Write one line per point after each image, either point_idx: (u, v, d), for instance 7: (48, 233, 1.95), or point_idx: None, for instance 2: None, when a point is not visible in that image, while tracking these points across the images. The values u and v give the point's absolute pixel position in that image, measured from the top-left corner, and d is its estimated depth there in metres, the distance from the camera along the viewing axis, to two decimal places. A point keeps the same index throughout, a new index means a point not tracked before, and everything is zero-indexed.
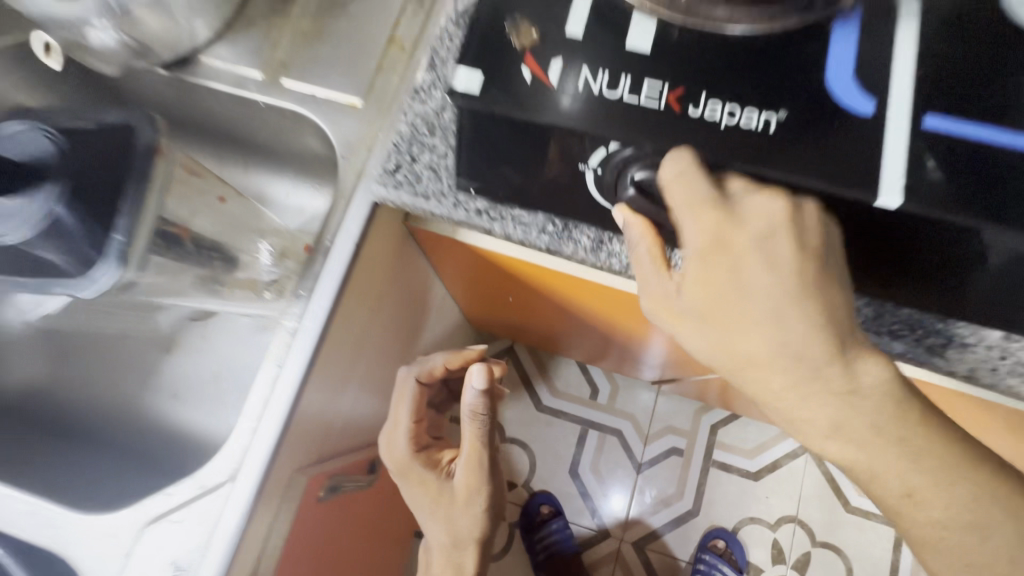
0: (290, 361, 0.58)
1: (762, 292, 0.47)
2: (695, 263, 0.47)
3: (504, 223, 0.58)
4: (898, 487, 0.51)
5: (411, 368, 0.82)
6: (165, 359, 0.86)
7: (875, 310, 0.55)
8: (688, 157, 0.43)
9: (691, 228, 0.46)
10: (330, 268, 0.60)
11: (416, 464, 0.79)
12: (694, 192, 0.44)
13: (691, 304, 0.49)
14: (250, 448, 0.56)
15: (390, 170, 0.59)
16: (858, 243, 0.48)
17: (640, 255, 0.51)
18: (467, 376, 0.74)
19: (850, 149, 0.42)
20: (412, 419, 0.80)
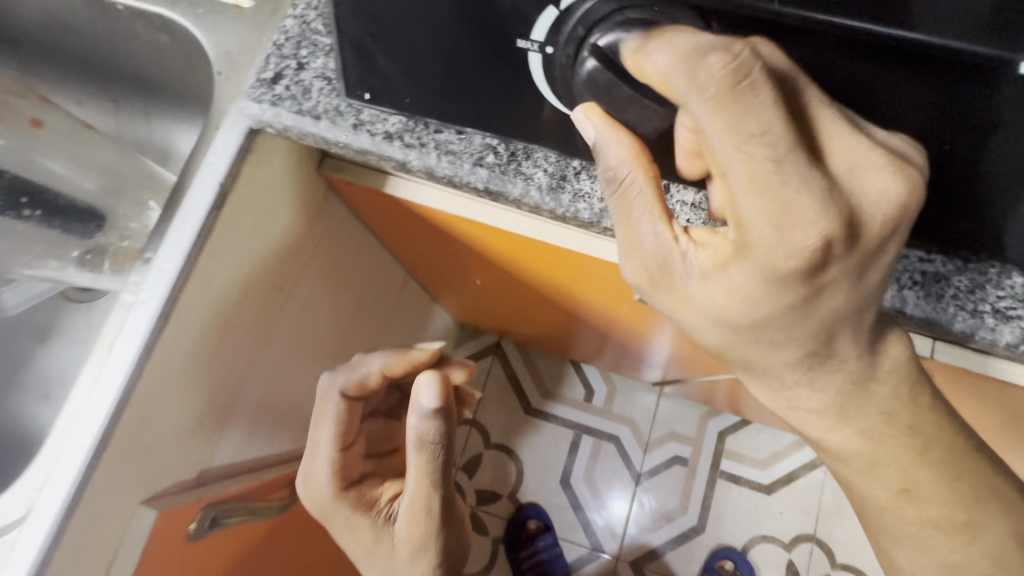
0: (117, 347, 0.42)
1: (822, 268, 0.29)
2: (742, 267, 0.30)
3: (425, 153, 0.40)
4: (889, 482, 0.40)
5: (337, 375, 0.60)
6: (37, 350, 0.68)
7: (969, 281, 0.37)
8: (723, 77, 0.24)
9: (758, 231, 0.28)
10: (187, 216, 0.43)
11: (342, 506, 0.58)
12: (771, 183, 0.26)
13: (713, 305, 0.33)
14: (55, 468, 0.40)
15: (266, 80, 0.42)
16: (964, 162, 0.29)
17: (633, 206, 0.34)
18: (413, 392, 0.51)
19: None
20: (338, 446, 0.59)
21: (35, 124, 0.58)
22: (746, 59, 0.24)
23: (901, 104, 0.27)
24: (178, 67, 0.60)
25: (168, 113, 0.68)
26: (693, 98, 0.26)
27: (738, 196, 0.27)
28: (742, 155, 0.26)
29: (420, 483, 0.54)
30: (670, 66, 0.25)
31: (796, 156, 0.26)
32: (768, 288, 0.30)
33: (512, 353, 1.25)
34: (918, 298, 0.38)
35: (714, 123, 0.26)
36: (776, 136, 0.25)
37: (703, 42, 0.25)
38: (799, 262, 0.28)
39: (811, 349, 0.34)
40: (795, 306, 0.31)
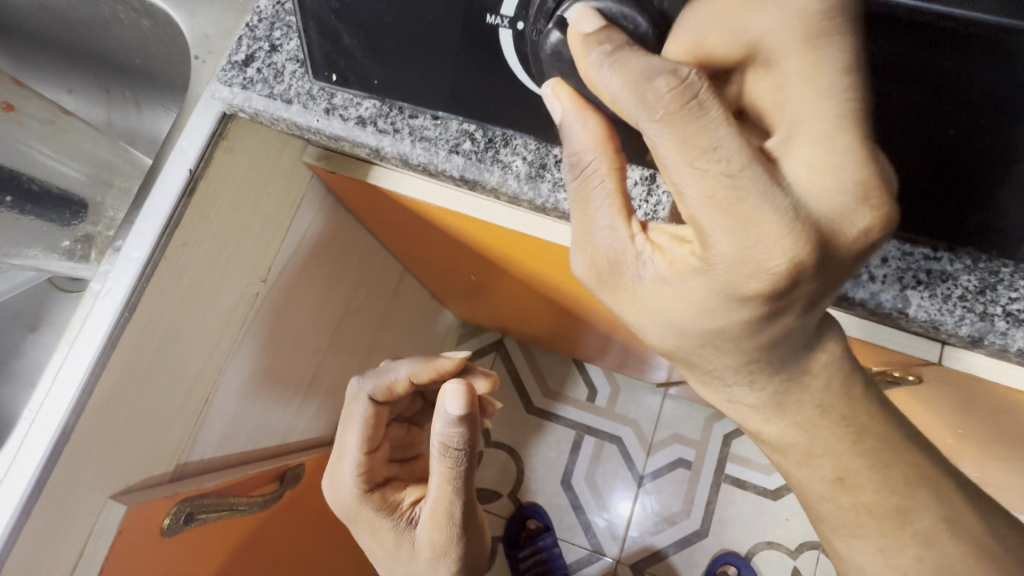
0: (85, 335, 0.41)
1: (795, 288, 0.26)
2: (702, 281, 0.28)
3: (399, 138, 0.39)
4: (823, 471, 0.40)
5: (366, 379, 0.59)
6: (26, 340, 0.67)
7: (980, 281, 0.34)
8: (670, 98, 0.23)
9: (721, 247, 0.25)
10: (157, 205, 0.43)
11: (365, 508, 0.57)
12: (729, 199, 0.24)
13: (662, 307, 0.31)
14: (19, 456, 0.40)
15: (239, 63, 0.40)
16: (973, 146, 0.27)
17: (591, 197, 0.31)
18: (439, 398, 0.50)
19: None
20: (365, 448, 0.57)
21: (8, 108, 0.54)
22: (694, 81, 0.23)
23: (902, 82, 0.25)
24: (157, 50, 0.59)
25: (156, 99, 0.66)
26: (644, 120, 0.25)
27: (697, 214, 0.25)
28: (694, 172, 0.24)
29: (442, 488, 0.53)
30: (619, 88, 0.25)
31: (754, 167, 0.24)
32: (750, 301, 0.27)
33: (515, 349, 1.23)
34: (921, 298, 0.35)
35: (665, 146, 0.25)
36: (729, 150, 0.24)
37: (649, 65, 0.24)
38: (763, 283, 0.26)
39: (773, 355, 0.32)
40: (767, 316, 0.28)
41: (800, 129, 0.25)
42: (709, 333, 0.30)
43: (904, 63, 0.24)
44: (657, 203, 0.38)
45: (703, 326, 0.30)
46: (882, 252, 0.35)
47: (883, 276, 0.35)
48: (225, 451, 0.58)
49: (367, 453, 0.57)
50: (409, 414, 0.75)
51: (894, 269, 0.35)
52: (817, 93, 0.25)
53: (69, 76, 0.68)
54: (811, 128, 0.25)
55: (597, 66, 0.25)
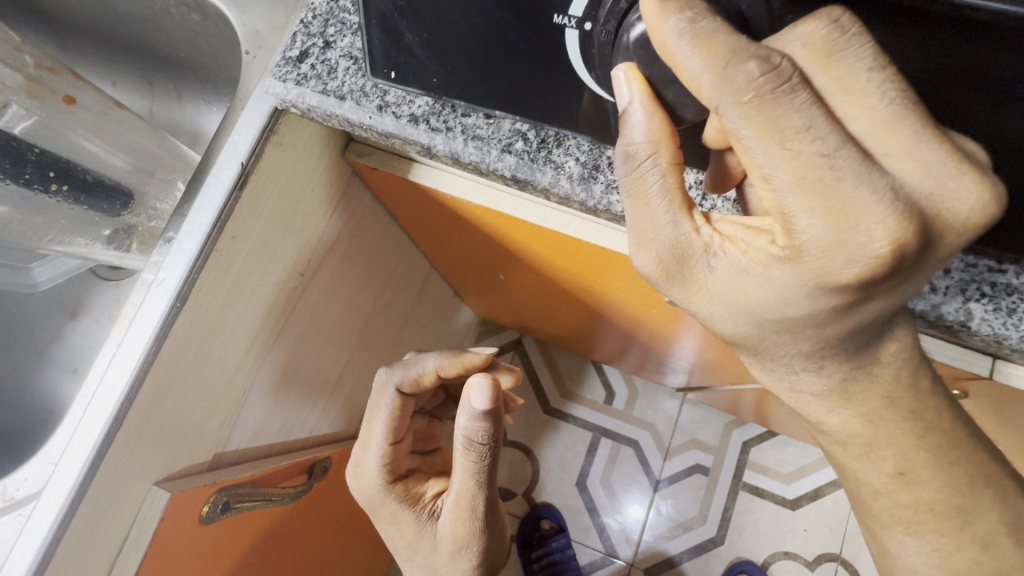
0: (136, 324, 0.42)
1: (878, 279, 0.26)
2: (788, 270, 0.27)
3: (451, 137, 0.39)
4: (885, 465, 0.40)
5: (392, 371, 0.59)
6: (67, 326, 0.69)
7: None
8: (760, 81, 0.23)
9: (811, 232, 0.25)
10: (209, 195, 0.43)
11: (388, 498, 0.57)
12: (824, 181, 0.24)
13: (739, 296, 0.31)
14: (71, 441, 0.40)
15: (293, 59, 0.41)
16: None
17: (649, 193, 0.31)
18: (465, 391, 0.49)
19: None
20: (389, 440, 0.57)
21: (68, 101, 0.54)
22: (785, 69, 0.23)
23: (987, 92, 0.23)
24: (202, 42, 0.60)
25: (198, 92, 0.68)
26: (726, 105, 0.24)
27: (784, 198, 0.25)
28: (785, 154, 0.24)
29: (465, 481, 0.53)
30: (700, 69, 0.24)
31: (847, 150, 0.24)
32: (829, 290, 0.27)
33: (534, 352, 1.23)
34: (985, 311, 0.34)
35: (748, 132, 0.24)
36: (821, 131, 0.23)
37: (737, 45, 0.23)
38: (864, 269, 0.25)
39: (850, 342, 0.33)
40: (839, 306, 0.28)
41: (887, 123, 0.24)
42: (789, 319, 0.30)
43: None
44: (712, 207, 0.37)
45: (788, 316, 0.30)
46: (947, 263, 0.34)
47: (945, 287, 0.34)
48: (257, 445, 0.59)
49: (391, 443, 0.57)
50: (430, 407, 0.76)
51: (956, 281, 0.34)
52: (896, 89, 0.24)
53: (113, 67, 0.69)
54: (894, 128, 0.24)
55: (674, 35, 0.24)
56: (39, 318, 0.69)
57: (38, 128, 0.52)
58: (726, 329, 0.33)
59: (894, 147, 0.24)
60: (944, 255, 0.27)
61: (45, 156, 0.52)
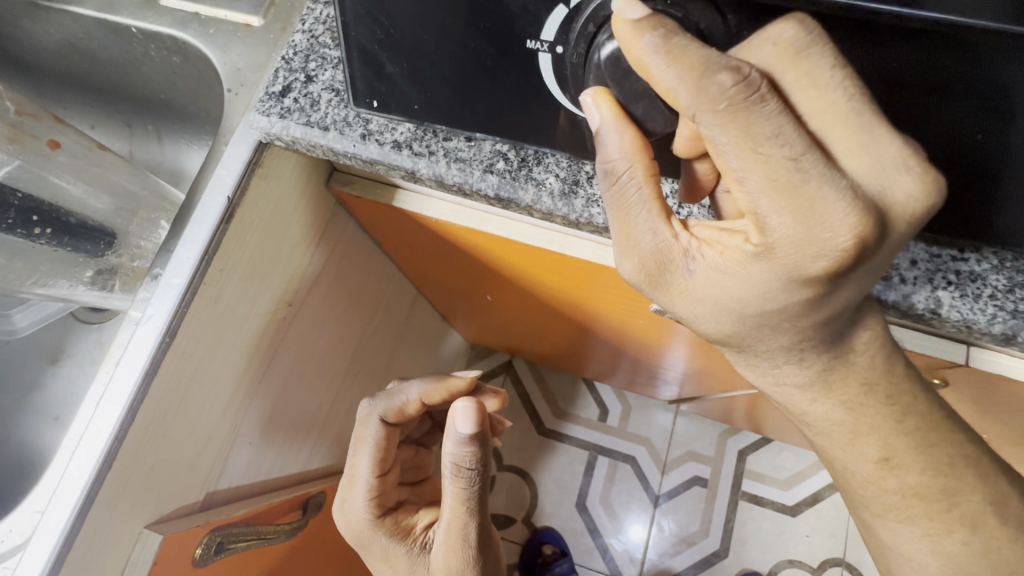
0: (126, 360, 0.42)
1: (844, 271, 0.28)
2: (763, 266, 0.29)
3: (434, 160, 0.40)
4: (869, 452, 0.41)
5: (376, 403, 0.58)
6: (47, 372, 0.68)
7: (1005, 281, 0.35)
8: (732, 91, 0.25)
9: (783, 230, 0.27)
10: (195, 230, 0.44)
11: (378, 534, 0.56)
12: (792, 181, 0.25)
13: (719, 296, 0.32)
14: (58, 486, 0.39)
15: (276, 94, 0.42)
16: (1002, 151, 0.27)
17: (629, 205, 0.32)
18: (449, 416, 0.49)
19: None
20: (376, 472, 0.56)
21: (52, 145, 0.55)
22: (754, 79, 0.25)
23: (930, 93, 0.25)
24: (184, 86, 0.61)
25: (180, 133, 0.69)
26: (703, 113, 0.26)
27: (756, 198, 0.26)
28: (757, 158, 0.25)
29: (456, 508, 0.52)
30: (676, 81, 0.25)
31: (813, 153, 0.25)
32: (796, 284, 0.29)
33: (524, 372, 1.23)
34: (952, 299, 0.36)
35: (723, 137, 0.26)
36: (789, 137, 0.25)
37: (708, 58, 0.25)
38: (831, 262, 0.27)
39: (824, 333, 0.34)
40: (812, 297, 0.30)
41: (843, 125, 0.26)
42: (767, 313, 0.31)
43: (955, 84, 0.25)
44: (689, 214, 0.39)
45: (766, 309, 0.31)
46: (910, 254, 0.36)
47: (913, 278, 0.36)
48: (250, 481, 0.58)
49: (378, 477, 0.56)
50: (418, 436, 0.75)
51: (923, 270, 0.36)
52: (847, 91, 0.26)
53: (93, 113, 0.71)
54: (852, 127, 0.26)
55: (650, 50, 0.25)
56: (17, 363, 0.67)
57: (20, 173, 0.52)
58: (706, 328, 0.35)
59: (854, 143, 0.26)
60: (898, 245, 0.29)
61: (29, 200, 0.52)
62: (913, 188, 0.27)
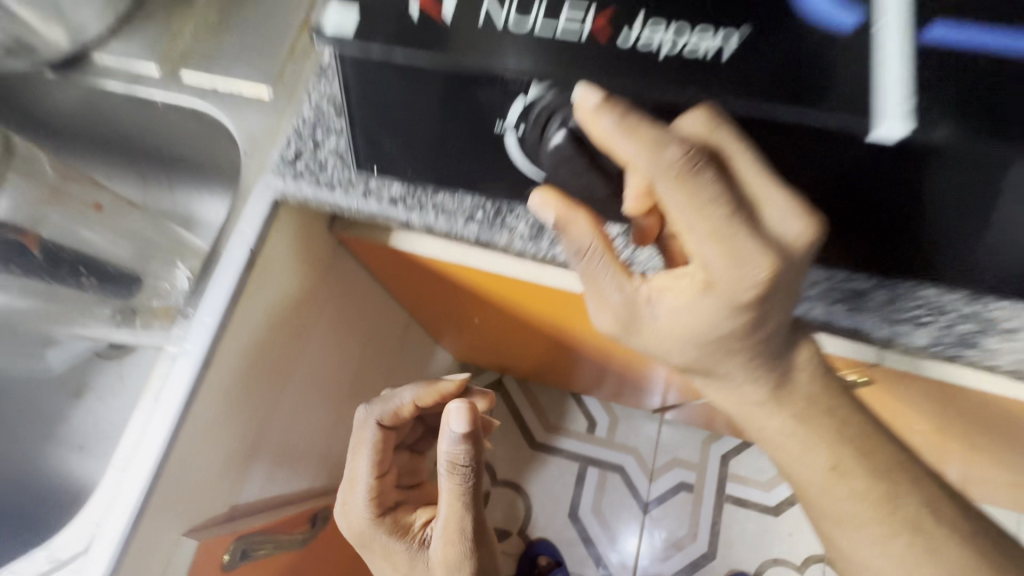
0: (168, 390, 0.48)
1: (762, 300, 0.37)
2: (709, 300, 0.38)
3: (424, 212, 0.48)
4: (821, 460, 0.47)
5: (371, 407, 0.65)
6: (72, 406, 0.73)
7: (889, 294, 0.45)
8: (679, 163, 0.34)
9: (722, 271, 0.36)
10: (222, 278, 0.51)
11: (378, 532, 0.63)
12: (726, 233, 0.35)
13: (678, 332, 0.41)
14: (114, 501, 0.46)
15: (289, 159, 0.50)
16: (853, 194, 0.38)
17: (596, 273, 0.41)
18: (444, 418, 0.54)
19: (853, 70, 0.33)
20: (375, 473, 0.64)
21: (96, 208, 0.65)
22: (697, 154, 0.34)
23: (798, 152, 0.36)
24: (199, 143, 0.69)
25: (192, 183, 0.77)
26: (661, 179, 0.34)
27: (702, 246, 0.36)
28: (700, 217, 0.35)
29: (452, 504, 0.58)
30: (635, 151, 0.34)
31: (737, 213, 0.35)
32: (730, 309, 0.38)
33: (515, 389, 1.30)
34: (844, 311, 0.46)
35: (676, 198, 0.35)
36: (721, 198, 0.35)
37: (660, 134, 0.34)
38: (756, 291, 0.37)
39: (762, 351, 0.43)
40: (747, 322, 0.39)
41: (758, 173, 0.35)
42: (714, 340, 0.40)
43: None
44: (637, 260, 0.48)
45: (711, 334, 0.40)
46: (812, 278, 0.45)
47: (814, 296, 0.46)
48: (269, 493, 0.65)
49: (376, 477, 0.64)
50: (411, 442, 0.81)
51: (823, 290, 0.46)
52: (748, 155, 0.34)
53: (110, 167, 0.78)
54: (758, 178, 0.35)
55: (609, 128, 0.33)
56: (47, 400, 0.73)
57: (61, 232, 0.63)
58: (670, 358, 0.44)
59: (758, 190, 0.35)
60: (798, 275, 0.37)
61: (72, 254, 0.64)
62: (795, 226, 0.36)
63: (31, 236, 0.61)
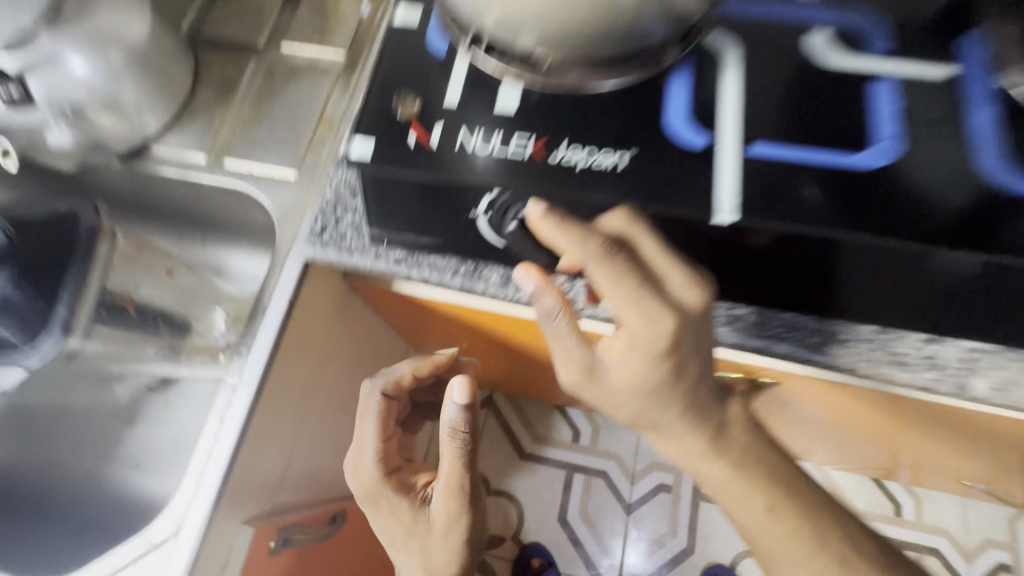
0: (231, 412, 0.64)
1: (676, 351, 0.50)
2: (636, 351, 0.50)
3: (421, 269, 0.64)
4: (758, 505, 0.55)
5: (377, 380, 0.79)
6: (126, 430, 0.87)
7: (760, 314, 0.61)
8: (597, 250, 0.48)
9: (638, 325, 0.49)
10: (266, 326, 0.66)
11: (385, 488, 0.75)
12: (636, 298, 0.49)
13: (622, 381, 0.52)
14: (194, 499, 0.61)
15: (317, 231, 0.65)
16: (758, 264, 0.54)
17: (558, 331, 0.53)
18: (448, 391, 0.71)
19: (703, 176, 0.50)
20: (381, 437, 0.77)
21: (168, 272, 0.90)
22: (609, 245, 0.49)
23: (718, 242, 0.52)
24: (235, 210, 0.84)
25: (222, 239, 0.91)
26: (587, 261, 0.49)
27: (623, 308, 0.50)
28: (617, 287, 0.49)
29: (453, 464, 0.72)
30: (568, 243, 0.49)
31: (644, 285, 0.49)
32: (646, 360, 0.50)
33: (506, 406, 1.45)
34: (725, 327, 0.61)
35: (598, 274, 0.49)
36: (630, 274, 0.49)
37: (583, 232, 0.49)
38: (666, 342, 0.49)
39: (691, 403, 0.54)
40: (669, 371, 0.51)
41: (657, 260, 0.50)
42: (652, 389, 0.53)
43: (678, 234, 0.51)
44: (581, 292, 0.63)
45: (647, 384, 0.52)
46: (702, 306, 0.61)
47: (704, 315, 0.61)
48: (299, 493, 0.81)
49: (383, 440, 0.77)
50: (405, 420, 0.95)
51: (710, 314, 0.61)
52: (652, 244, 0.50)
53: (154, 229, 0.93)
54: (658, 261, 0.50)
55: (552, 228, 0.50)
56: (106, 428, 0.87)
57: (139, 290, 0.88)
58: (623, 408, 0.54)
59: (660, 268, 0.51)
60: (697, 332, 0.51)
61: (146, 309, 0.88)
62: (689, 294, 0.50)
63: (129, 299, 0.87)
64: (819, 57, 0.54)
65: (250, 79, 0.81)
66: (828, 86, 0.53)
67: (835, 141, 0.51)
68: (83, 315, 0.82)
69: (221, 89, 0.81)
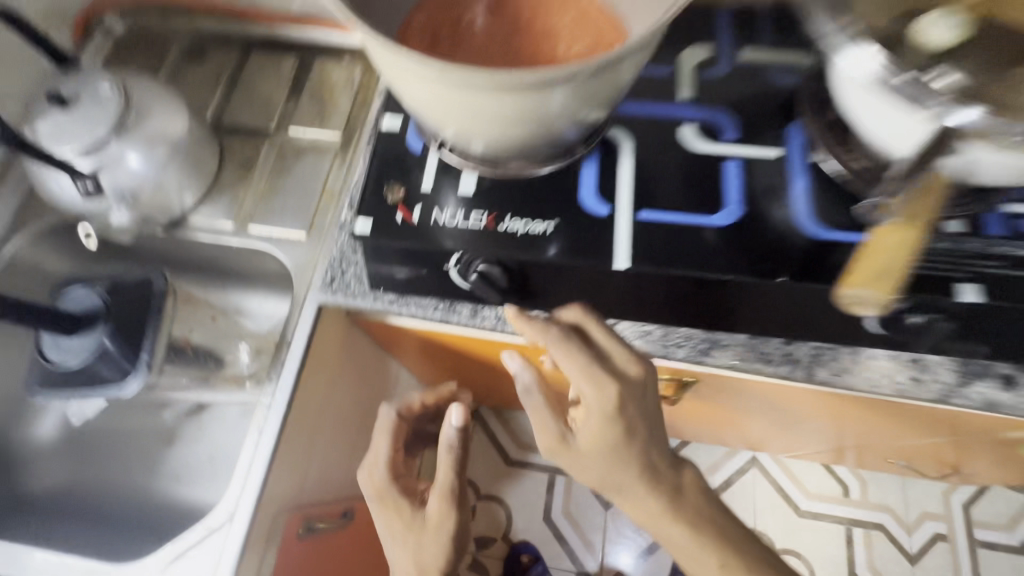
0: (267, 427, 0.83)
1: (623, 414, 0.65)
2: (592, 414, 0.65)
3: (408, 306, 0.83)
4: None
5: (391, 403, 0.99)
6: (166, 450, 1.05)
7: (663, 328, 0.80)
8: (555, 333, 0.68)
9: (590, 391, 0.65)
10: (291, 357, 0.86)
11: (390, 492, 0.90)
12: (587, 369, 0.66)
13: (586, 442, 0.66)
14: (242, 495, 0.80)
15: (328, 281, 0.84)
16: (674, 298, 0.74)
17: (535, 403, 0.70)
18: (448, 415, 0.91)
19: (606, 235, 0.72)
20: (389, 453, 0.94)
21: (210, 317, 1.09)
22: (565, 331, 0.69)
23: (643, 283, 0.72)
24: (254, 261, 1.03)
25: (241, 285, 1.11)
26: (548, 340, 0.68)
27: (578, 378, 0.67)
28: (573, 362, 0.67)
29: (446, 473, 0.87)
30: (534, 331, 0.70)
31: (593, 360, 0.67)
32: (600, 422, 0.64)
33: (491, 418, 1.64)
34: (635, 336, 0.80)
35: (557, 352, 0.68)
36: (582, 352, 0.67)
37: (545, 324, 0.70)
38: (614, 401, 0.65)
39: (646, 463, 0.66)
40: (622, 432, 0.65)
41: (604, 342, 0.69)
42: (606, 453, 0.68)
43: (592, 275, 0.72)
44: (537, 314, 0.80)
45: (608, 446, 0.65)
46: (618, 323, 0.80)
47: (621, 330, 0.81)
48: (320, 492, 0.99)
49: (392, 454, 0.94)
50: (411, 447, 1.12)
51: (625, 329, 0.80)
52: (599, 331, 0.69)
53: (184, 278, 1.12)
54: (606, 343, 0.69)
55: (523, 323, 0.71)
56: (151, 450, 1.05)
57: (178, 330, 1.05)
58: (592, 475, 0.67)
59: (607, 348, 0.69)
60: (639, 399, 0.66)
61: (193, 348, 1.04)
62: (630, 367, 0.67)
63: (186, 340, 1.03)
64: (687, 144, 0.76)
65: (266, 157, 1.01)
66: (701, 167, 0.75)
67: (715, 206, 0.73)
68: (161, 354, 0.89)
69: (242, 167, 1.00)
